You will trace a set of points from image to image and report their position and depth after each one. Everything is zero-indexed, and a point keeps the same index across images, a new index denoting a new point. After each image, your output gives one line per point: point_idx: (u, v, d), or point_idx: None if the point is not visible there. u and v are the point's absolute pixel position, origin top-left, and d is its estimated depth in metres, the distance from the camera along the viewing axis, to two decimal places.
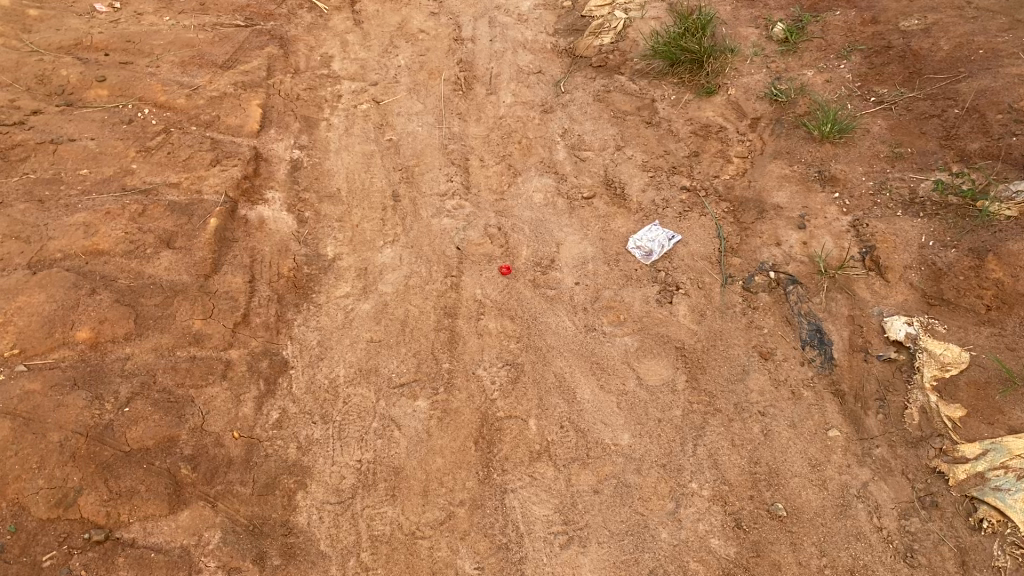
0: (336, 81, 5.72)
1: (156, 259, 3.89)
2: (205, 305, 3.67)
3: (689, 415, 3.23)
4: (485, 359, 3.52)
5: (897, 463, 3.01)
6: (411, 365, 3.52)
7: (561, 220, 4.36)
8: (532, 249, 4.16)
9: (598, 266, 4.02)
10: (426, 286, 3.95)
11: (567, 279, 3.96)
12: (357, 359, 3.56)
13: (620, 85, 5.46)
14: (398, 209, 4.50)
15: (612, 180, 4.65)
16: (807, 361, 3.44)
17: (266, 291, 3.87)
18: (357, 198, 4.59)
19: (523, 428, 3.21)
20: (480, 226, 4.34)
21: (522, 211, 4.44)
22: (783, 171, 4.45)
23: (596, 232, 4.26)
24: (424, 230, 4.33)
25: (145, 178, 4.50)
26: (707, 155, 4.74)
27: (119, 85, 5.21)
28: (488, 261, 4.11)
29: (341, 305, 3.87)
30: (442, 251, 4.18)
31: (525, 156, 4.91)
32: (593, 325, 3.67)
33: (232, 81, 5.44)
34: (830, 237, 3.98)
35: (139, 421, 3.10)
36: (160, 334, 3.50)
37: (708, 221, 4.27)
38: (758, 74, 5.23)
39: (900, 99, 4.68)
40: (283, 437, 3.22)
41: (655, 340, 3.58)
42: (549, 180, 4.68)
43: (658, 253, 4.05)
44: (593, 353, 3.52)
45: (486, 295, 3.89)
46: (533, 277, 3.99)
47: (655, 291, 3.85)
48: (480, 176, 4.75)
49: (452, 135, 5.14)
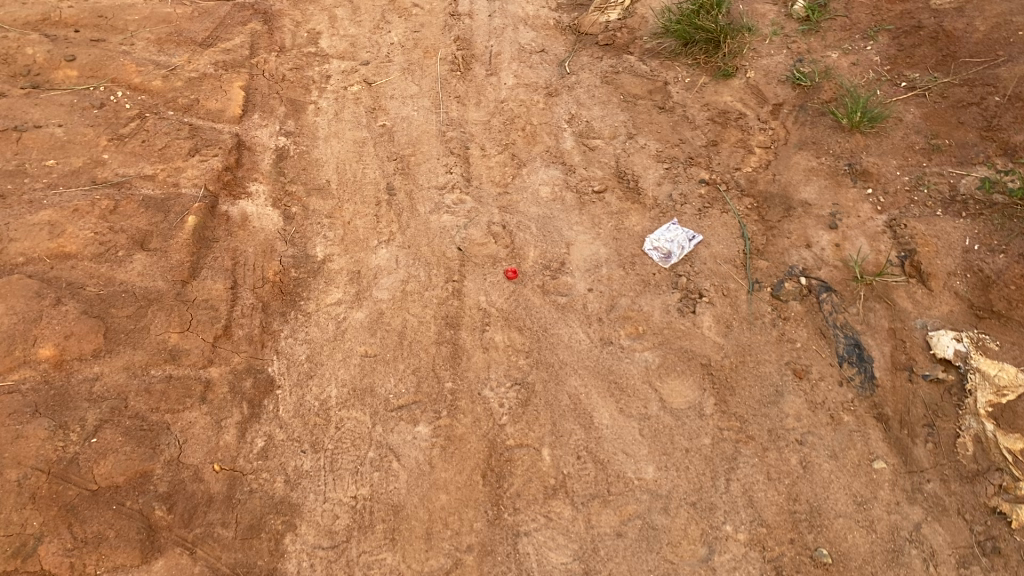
0: (324, 60, 5.34)
1: (129, 263, 3.55)
2: (182, 316, 3.35)
3: (719, 444, 2.93)
4: (492, 378, 3.21)
5: (952, 502, 2.73)
6: (410, 384, 3.20)
7: (569, 217, 4.03)
8: (540, 250, 3.83)
9: (613, 270, 3.70)
10: (425, 294, 3.61)
11: (578, 284, 3.63)
12: (350, 377, 3.24)
13: (629, 65, 5.11)
14: (393, 204, 4.15)
15: (624, 173, 4.31)
16: (845, 380, 3.14)
17: (251, 297, 3.54)
18: (348, 191, 4.25)
19: (536, 459, 2.91)
20: (483, 224, 4.00)
21: (528, 207, 4.10)
22: (809, 165, 4.14)
23: (609, 231, 3.93)
24: (422, 229, 3.98)
25: (117, 170, 4.14)
26: (726, 145, 4.41)
27: (90, 65, 4.83)
28: (492, 264, 3.78)
29: (332, 314, 3.54)
30: (442, 252, 3.84)
31: (529, 145, 4.56)
32: (609, 338, 3.35)
33: (213, 60, 5.08)
34: (864, 239, 3.67)
35: (107, 453, 2.78)
36: (132, 350, 3.18)
37: (731, 219, 3.94)
38: (779, 56, 4.89)
39: (934, 85, 4.34)
40: (270, 469, 2.90)
41: (678, 356, 3.26)
42: (556, 172, 4.34)
43: (677, 256, 3.73)
44: (611, 371, 3.21)
45: (490, 302, 3.56)
46: (541, 282, 3.66)
47: (676, 298, 3.53)
48: (481, 167, 4.40)
49: (450, 121, 4.78)
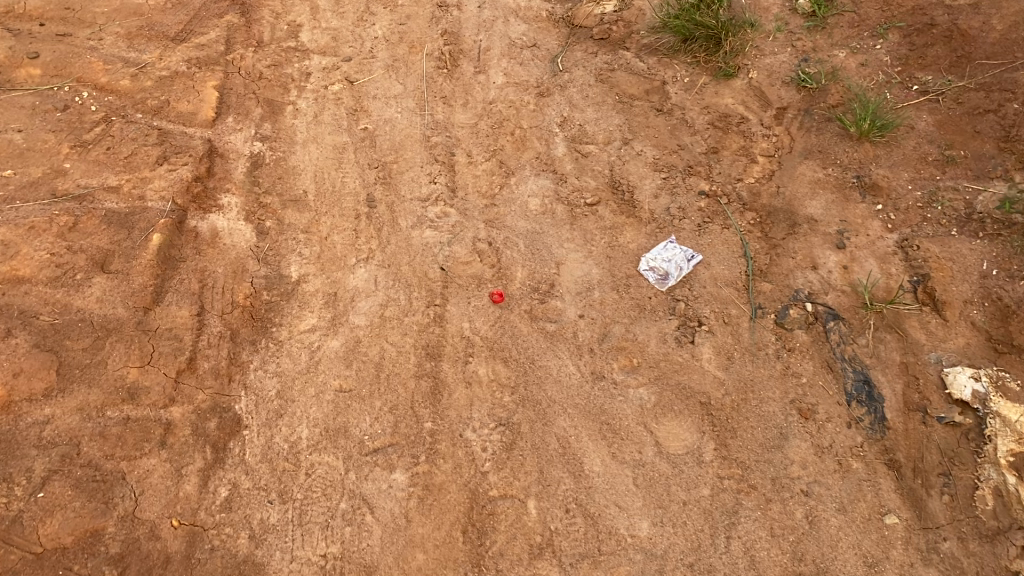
0: (304, 55, 5.04)
1: (87, 288, 3.31)
2: (142, 348, 3.12)
3: (719, 496, 2.73)
4: (474, 417, 2.98)
5: (970, 564, 2.54)
6: (387, 424, 2.97)
7: (560, 232, 3.79)
8: (528, 270, 3.59)
9: (606, 293, 3.47)
10: (404, 320, 3.38)
11: (569, 310, 3.40)
12: (323, 416, 3.01)
13: (625, 63, 4.84)
14: (373, 217, 3.91)
15: (619, 182, 4.06)
16: (854, 421, 2.93)
17: (218, 325, 3.31)
18: (326, 204, 4.00)
19: (520, 512, 2.71)
20: (468, 240, 3.76)
21: (516, 221, 3.86)
22: (815, 177, 3.90)
23: (602, 249, 3.69)
24: (402, 246, 3.74)
25: (79, 181, 3.88)
26: (727, 152, 4.16)
27: (54, 63, 4.56)
28: (477, 285, 3.54)
29: (305, 342, 3.30)
30: (424, 272, 3.60)
31: (518, 151, 4.30)
32: (601, 371, 3.13)
33: (186, 57, 4.80)
34: (874, 261, 3.45)
35: (55, 510, 2.60)
36: (87, 389, 2.95)
37: (732, 236, 3.71)
38: (783, 54, 4.62)
39: (948, 89, 4.09)
40: (233, 522, 2.69)
41: (675, 393, 3.04)
42: (546, 181, 4.09)
43: (675, 278, 3.50)
44: (603, 411, 2.99)
45: (474, 330, 3.33)
46: (529, 307, 3.42)
47: (673, 326, 3.31)
48: (467, 176, 4.15)
49: (435, 125, 4.53)
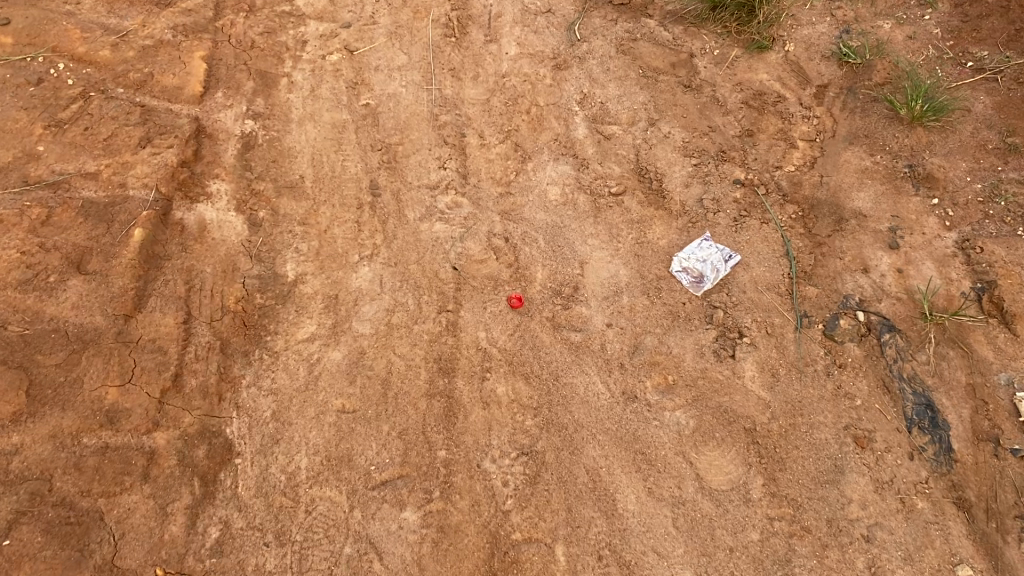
0: (300, 21, 4.62)
1: (61, 293, 2.98)
2: (121, 363, 2.80)
3: (769, 541, 2.46)
4: (493, 445, 2.68)
5: None
6: (396, 452, 2.68)
7: (583, 226, 3.45)
8: (549, 271, 3.27)
9: (635, 298, 3.14)
10: (413, 328, 3.06)
11: (595, 317, 3.08)
12: (324, 442, 2.71)
13: (648, 32, 4.43)
14: (377, 208, 3.56)
15: (646, 169, 3.71)
16: (916, 452, 2.64)
17: (207, 335, 2.99)
18: (325, 191, 3.65)
19: (548, 560, 2.44)
20: (482, 235, 3.41)
21: (535, 213, 3.52)
22: (862, 166, 3.56)
23: (630, 246, 3.35)
24: (410, 241, 3.40)
25: (52, 166, 3.53)
26: (763, 136, 3.80)
27: (27, 30, 4.15)
28: (493, 288, 3.22)
29: (304, 354, 2.99)
30: (434, 272, 3.27)
31: (534, 134, 3.95)
32: (633, 392, 2.81)
33: (171, 23, 4.39)
34: (932, 264, 3.12)
35: (23, 562, 2.33)
36: (60, 413, 2.64)
37: (772, 232, 3.37)
38: (822, 25, 4.23)
39: (1006, 67, 3.72)
40: (225, 570, 2.44)
41: (716, 417, 2.74)
42: (566, 168, 3.74)
43: (711, 281, 3.17)
44: (637, 438, 2.68)
45: (491, 340, 3.01)
46: (550, 313, 3.10)
47: (710, 337, 2.99)
48: (480, 161, 3.80)
49: (444, 101, 4.15)
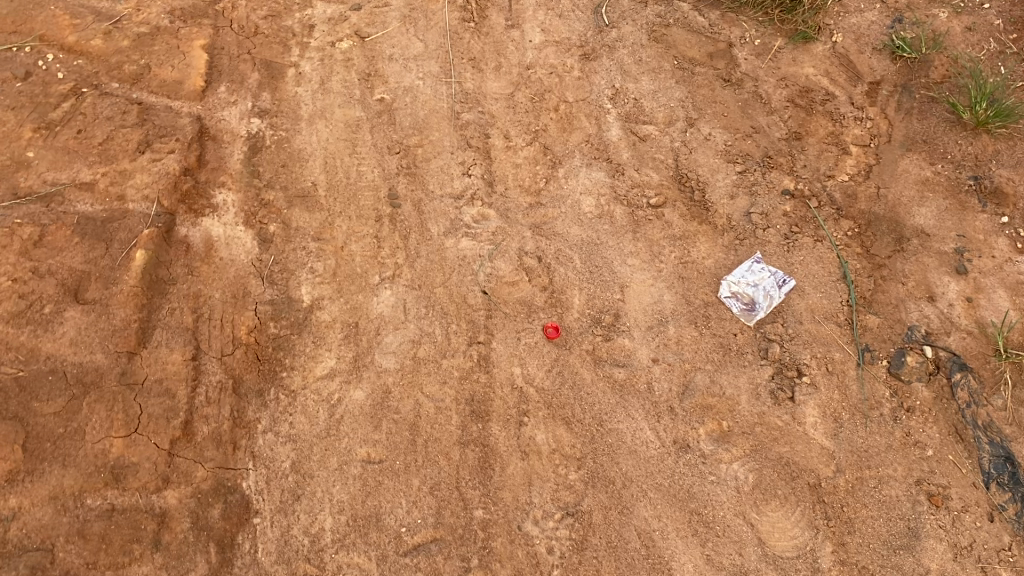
0: (307, 3, 4.24)
1: (58, 327, 2.73)
2: (126, 411, 2.57)
3: None
4: (535, 503, 2.49)
5: None
6: (428, 512, 2.48)
7: (622, 242, 3.18)
8: (586, 296, 3.00)
9: (681, 328, 2.89)
10: (441, 364, 2.81)
11: (640, 351, 2.83)
12: (349, 499, 2.50)
13: (682, 17, 4.08)
14: (397, 221, 3.28)
15: (687, 177, 3.44)
16: (996, 511, 2.44)
17: (218, 373, 2.75)
18: (340, 201, 3.37)
19: None
20: (512, 253, 3.14)
21: (569, 228, 3.24)
22: (921, 177, 3.29)
23: (673, 267, 3.09)
24: (434, 260, 3.13)
25: (44, 176, 3.25)
26: (812, 139, 3.52)
27: (13, 18, 3.86)
28: (527, 315, 2.95)
29: (323, 394, 2.75)
30: (462, 297, 3.00)
31: (563, 135, 3.66)
32: (685, 441, 2.59)
33: (168, 7, 4.06)
34: (1004, 292, 2.91)
35: None
36: (61, 471, 2.44)
37: (826, 252, 3.12)
38: (871, 12, 3.91)
39: None
40: None
41: (776, 471, 2.53)
42: (600, 175, 3.46)
43: (763, 309, 2.93)
44: (692, 496, 2.49)
45: (528, 378, 2.77)
46: (590, 345, 2.85)
47: (765, 375, 2.76)
48: (506, 166, 3.51)
49: (465, 96, 3.83)
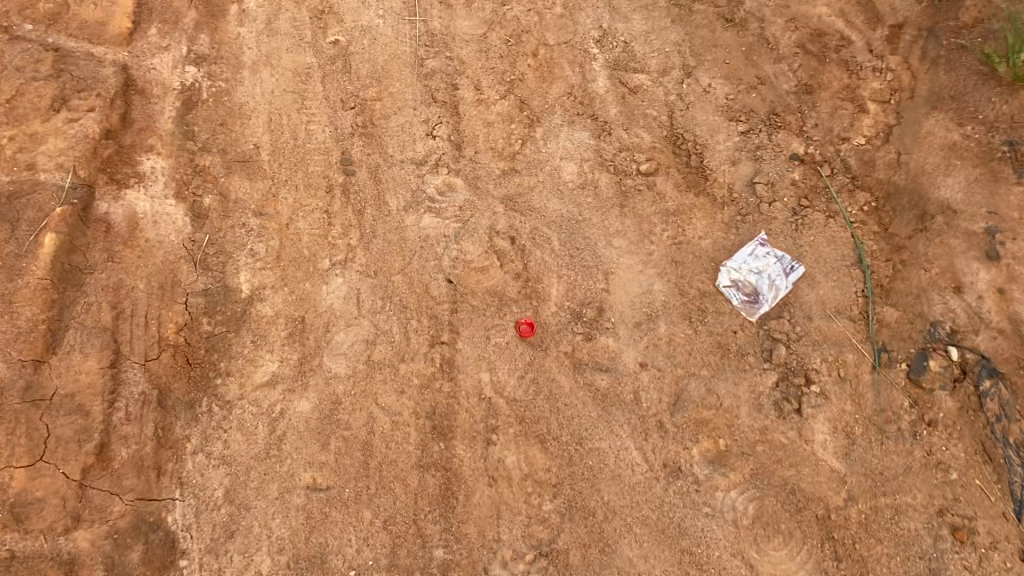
0: None
1: None
2: (30, 436, 2.22)
3: None
4: (503, 541, 2.22)
5: None
6: (378, 551, 2.22)
7: (607, 219, 2.81)
8: (566, 285, 2.65)
9: (674, 325, 2.55)
10: (399, 370, 2.46)
11: (626, 353, 2.49)
12: (290, 536, 2.24)
13: None
14: (351, 192, 2.89)
15: (683, 136, 3.03)
16: None
17: (140, 383, 2.38)
18: (287, 165, 2.97)
19: None
20: (482, 234, 2.76)
21: (547, 201, 2.86)
22: (948, 141, 2.81)
23: (665, 248, 2.73)
24: (393, 242, 2.76)
25: None
26: (825, 94, 3.10)
27: None
28: (498, 308, 2.60)
29: (262, 406, 2.40)
30: (424, 287, 2.65)
31: (542, 85, 3.21)
32: (677, 464, 2.29)
33: None
34: None
35: None
36: None
37: (838, 231, 2.75)
38: None
39: None
40: None
41: (779, 500, 2.24)
42: (584, 135, 3.05)
43: (768, 302, 2.58)
44: (683, 533, 2.22)
45: (498, 386, 2.43)
46: (569, 346, 2.51)
47: (769, 382, 2.42)
48: (476, 124, 3.09)
49: (431, 38, 3.34)
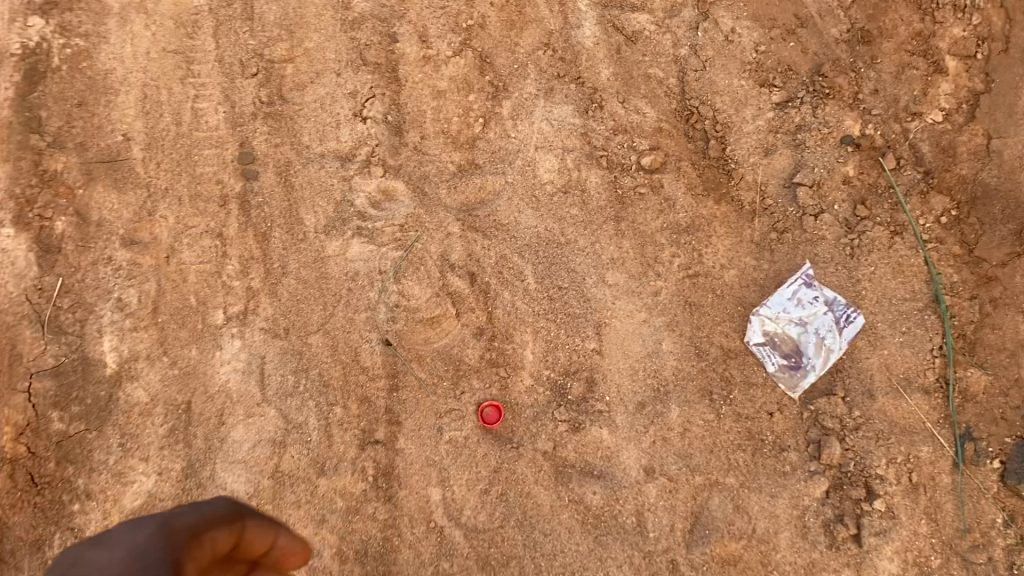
0: None
1: None
2: None
3: None
4: None
5: None
6: None
7: (598, 241, 2.04)
8: (543, 348, 1.99)
9: (687, 407, 1.95)
10: (317, 487, 1.91)
11: (625, 453, 1.93)
12: None
13: None
14: (251, 208, 2.04)
15: (696, 109, 2.11)
16: None
17: None
18: (167, 167, 2.03)
19: None
20: (431, 269, 2.02)
21: (518, 214, 2.06)
22: None
23: (674, 290, 2.01)
24: (310, 282, 2.01)
25: None
26: (888, 45, 2.07)
27: None
28: (456, 386, 1.97)
29: None
30: (352, 355, 1.97)
31: (510, 33, 2.14)
32: None
33: None
34: None
35: None
36: None
37: (909, 254, 1.99)
38: None
39: None
40: None
41: None
42: (566, 110, 2.11)
43: (810, 371, 1.94)
44: None
45: (450, 509, 1.91)
46: (549, 443, 1.94)
47: (817, 495, 1.89)
48: (422, 94, 2.11)
49: None
